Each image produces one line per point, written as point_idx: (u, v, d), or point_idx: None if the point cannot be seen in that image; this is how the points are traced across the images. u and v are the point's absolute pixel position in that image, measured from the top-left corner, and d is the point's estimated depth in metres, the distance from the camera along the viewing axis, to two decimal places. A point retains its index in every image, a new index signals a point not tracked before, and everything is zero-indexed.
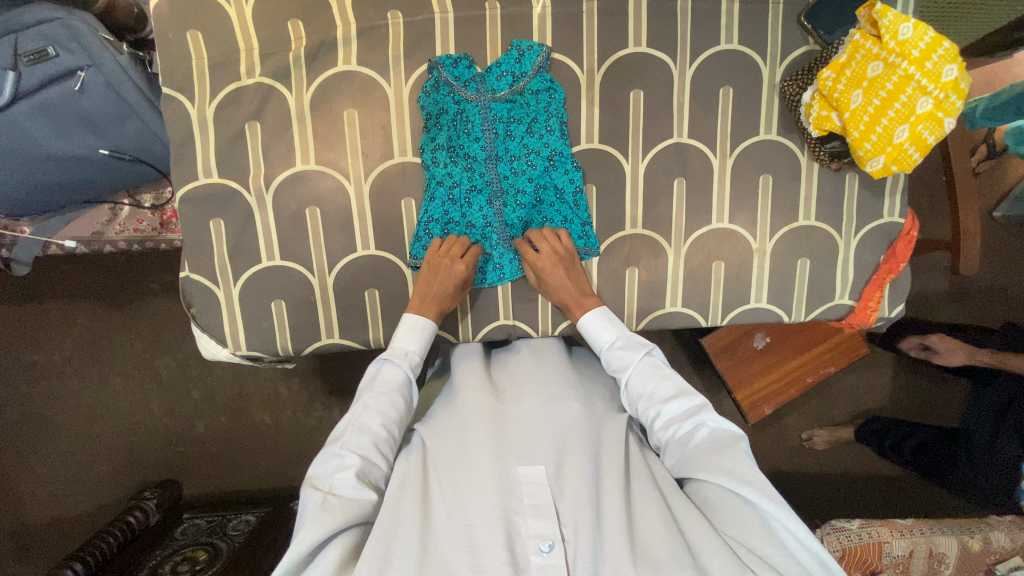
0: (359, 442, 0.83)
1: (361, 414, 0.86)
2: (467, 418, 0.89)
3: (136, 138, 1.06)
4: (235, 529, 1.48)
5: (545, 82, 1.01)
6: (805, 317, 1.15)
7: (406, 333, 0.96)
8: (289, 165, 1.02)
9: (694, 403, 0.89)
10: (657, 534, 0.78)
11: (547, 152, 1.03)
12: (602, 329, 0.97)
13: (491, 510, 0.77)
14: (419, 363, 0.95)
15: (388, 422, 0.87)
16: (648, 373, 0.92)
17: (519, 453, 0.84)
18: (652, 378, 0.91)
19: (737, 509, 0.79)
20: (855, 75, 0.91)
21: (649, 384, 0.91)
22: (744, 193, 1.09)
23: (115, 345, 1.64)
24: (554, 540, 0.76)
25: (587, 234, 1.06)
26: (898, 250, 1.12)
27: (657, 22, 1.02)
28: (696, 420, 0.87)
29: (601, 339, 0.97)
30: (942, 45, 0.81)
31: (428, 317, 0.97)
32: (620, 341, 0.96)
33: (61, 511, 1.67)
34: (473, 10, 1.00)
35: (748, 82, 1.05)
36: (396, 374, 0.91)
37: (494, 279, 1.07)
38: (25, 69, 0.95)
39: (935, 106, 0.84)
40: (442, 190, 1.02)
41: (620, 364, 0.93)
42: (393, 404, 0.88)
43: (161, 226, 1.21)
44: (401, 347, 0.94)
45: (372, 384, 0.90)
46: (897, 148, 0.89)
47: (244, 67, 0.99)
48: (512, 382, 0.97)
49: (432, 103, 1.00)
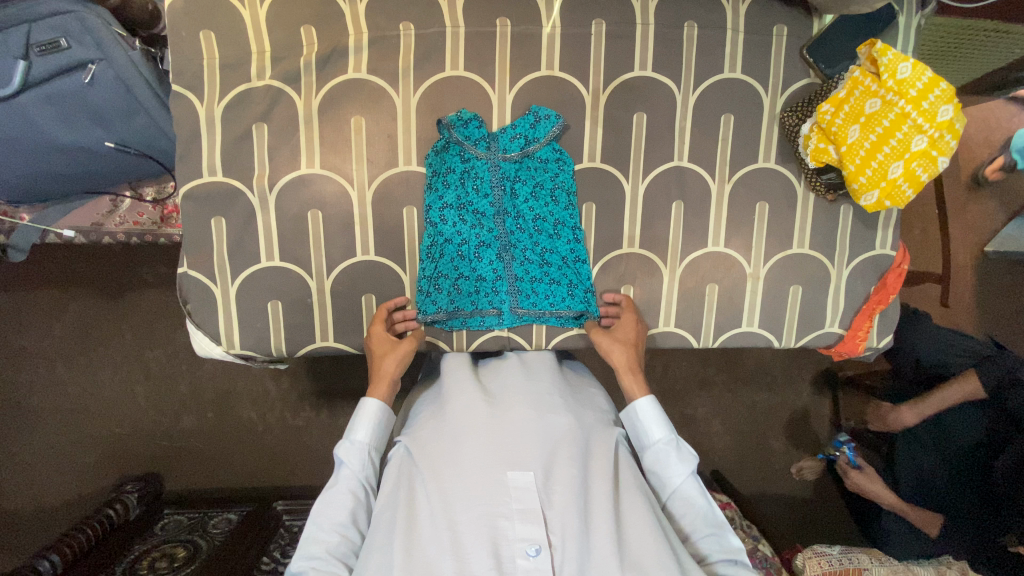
0: (308, 553, 0.81)
1: (314, 523, 0.84)
2: (460, 425, 0.88)
3: (142, 133, 1.07)
4: (215, 528, 1.49)
5: (554, 152, 1.04)
6: (795, 344, 1.17)
7: (356, 424, 0.92)
8: (294, 167, 1.03)
9: (732, 541, 0.86)
10: (645, 542, 0.78)
11: (552, 220, 1.06)
12: (657, 424, 0.93)
13: (480, 515, 0.78)
14: (368, 453, 0.91)
15: (340, 527, 0.84)
16: (690, 493, 0.89)
17: (508, 459, 0.83)
18: (696, 497, 0.89)
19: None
20: (853, 111, 0.93)
21: (692, 508, 0.89)
22: (740, 218, 1.11)
23: (106, 336, 1.64)
24: (542, 545, 0.76)
25: (588, 301, 1.08)
26: (888, 282, 1.14)
27: (663, 47, 1.04)
28: (729, 556, 0.85)
29: (654, 433, 0.93)
30: (939, 85, 0.84)
31: (375, 396, 0.95)
32: (674, 447, 0.92)
33: (39, 501, 1.65)
34: (484, 26, 1.01)
35: (749, 111, 1.07)
36: (348, 474, 0.89)
37: (491, 324, 1.07)
38: (37, 58, 0.96)
39: (929, 144, 0.87)
40: (451, 248, 1.04)
41: (664, 466, 0.91)
42: (343, 507, 0.85)
43: (161, 220, 1.23)
44: (350, 441, 0.91)
45: (326, 489, 0.88)
46: (891, 183, 0.92)
47: (254, 69, 1.00)
48: (498, 396, 0.95)
49: (440, 161, 1.03)
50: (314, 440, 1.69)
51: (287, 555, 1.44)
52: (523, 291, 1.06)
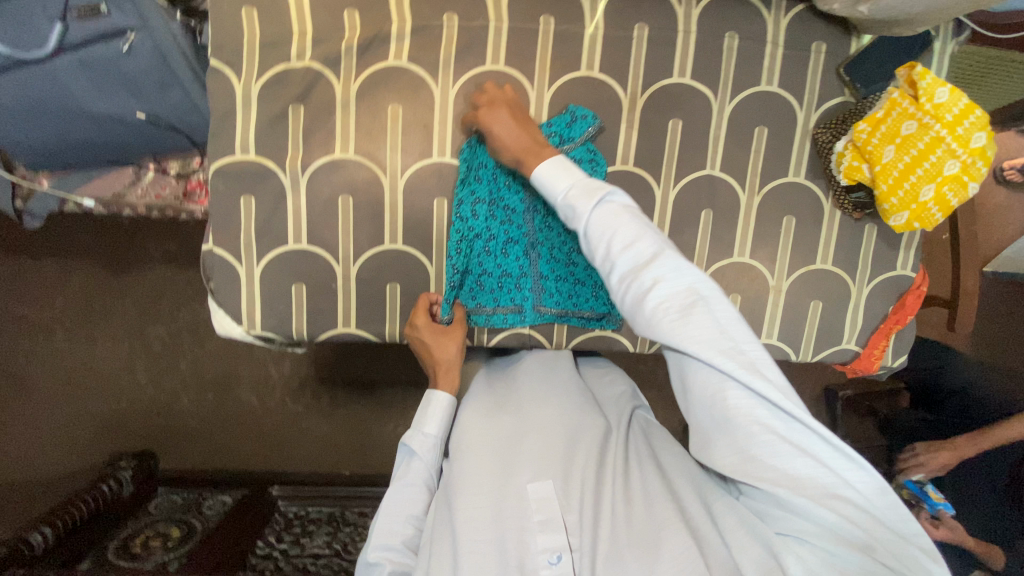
0: (385, 545, 0.85)
1: (387, 517, 0.88)
2: (476, 440, 0.92)
3: (176, 106, 1.06)
4: (210, 509, 1.47)
5: (588, 152, 1.03)
6: (812, 358, 1.18)
7: (426, 416, 0.96)
8: (328, 151, 1.02)
9: (653, 251, 0.71)
10: (667, 522, 0.77)
11: None
12: (558, 177, 0.80)
13: (503, 530, 0.80)
14: (438, 447, 0.95)
15: (413, 520, 0.89)
16: (602, 222, 0.74)
17: (522, 471, 0.86)
18: (608, 225, 0.74)
19: (733, 423, 0.67)
20: (889, 132, 0.95)
21: (606, 236, 0.73)
22: (766, 230, 1.11)
23: (111, 310, 1.62)
24: (562, 551, 0.77)
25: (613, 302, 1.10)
26: (907, 303, 1.16)
27: (702, 56, 1.04)
28: (657, 274, 0.70)
29: (556, 192, 0.80)
30: (974, 111, 0.87)
31: (444, 390, 0.98)
32: (578, 188, 0.78)
33: (33, 473, 1.63)
34: (527, 23, 1.01)
35: (783, 125, 1.08)
36: (414, 466, 0.93)
37: (513, 321, 1.08)
38: (74, 23, 0.96)
39: (962, 169, 0.90)
40: (479, 243, 1.04)
41: (575, 215, 0.77)
42: (413, 500, 0.90)
43: (184, 196, 1.21)
44: (420, 433, 0.94)
45: (395, 479, 0.92)
46: (922, 206, 0.94)
47: (294, 49, 0.99)
48: (516, 399, 1.00)
49: (474, 156, 1.02)
50: (317, 426, 1.68)
51: (283, 538, 1.42)
52: (547, 289, 1.07)
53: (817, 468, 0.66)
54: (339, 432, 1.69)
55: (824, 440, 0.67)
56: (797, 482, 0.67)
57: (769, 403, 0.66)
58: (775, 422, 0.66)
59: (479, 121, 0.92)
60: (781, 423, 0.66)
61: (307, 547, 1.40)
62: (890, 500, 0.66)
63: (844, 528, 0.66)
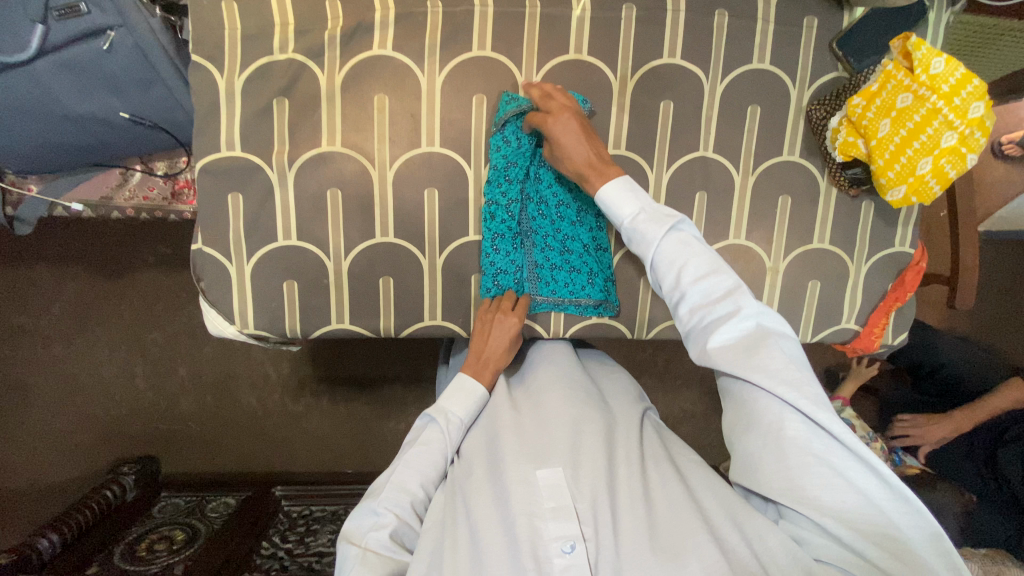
0: (396, 500, 0.83)
1: (402, 471, 0.86)
2: (495, 436, 0.92)
3: (159, 105, 1.05)
4: (213, 511, 1.47)
5: None
6: (811, 339, 1.17)
7: (453, 396, 0.94)
8: (314, 145, 1.00)
9: (726, 283, 0.76)
10: (682, 527, 0.76)
11: (576, 208, 1.05)
12: (625, 202, 0.84)
13: (516, 516, 0.79)
14: (461, 429, 0.93)
15: (426, 484, 0.87)
16: (674, 250, 0.79)
17: (536, 459, 0.85)
18: (681, 253, 0.78)
19: (787, 449, 0.68)
20: (884, 105, 0.93)
21: (677, 263, 0.78)
22: (762, 210, 1.10)
23: (106, 315, 1.61)
24: (576, 540, 0.76)
25: (609, 290, 1.08)
26: (906, 279, 1.14)
27: (692, 35, 1.03)
28: (729, 305, 0.74)
29: (621, 216, 0.84)
30: (970, 83, 0.84)
31: (482, 382, 0.97)
32: (647, 215, 0.82)
33: (35, 481, 1.62)
34: (513, 7, 0.99)
35: (776, 103, 1.06)
36: (437, 436, 0.91)
37: None
38: (54, 23, 0.93)
39: (959, 141, 0.87)
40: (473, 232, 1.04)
41: (644, 240, 0.80)
42: (432, 465, 0.88)
43: (172, 196, 1.19)
44: (448, 411, 0.93)
45: (413, 443, 0.90)
46: (920, 179, 0.92)
47: (277, 42, 0.98)
48: (534, 398, 0.98)
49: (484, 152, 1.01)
50: (316, 425, 1.67)
51: (287, 539, 1.41)
52: (542, 278, 1.06)
53: (866, 502, 0.66)
54: (340, 430, 1.68)
55: (879, 478, 0.66)
56: (847, 515, 0.66)
57: (826, 436, 0.67)
58: (832, 456, 0.67)
59: (546, 127, 0.90)
60: (838, 457, 0.67)
61: (311, 546, 1.39)
62: (945, 549, 0.64)
63: (887, 565, 0.64)
